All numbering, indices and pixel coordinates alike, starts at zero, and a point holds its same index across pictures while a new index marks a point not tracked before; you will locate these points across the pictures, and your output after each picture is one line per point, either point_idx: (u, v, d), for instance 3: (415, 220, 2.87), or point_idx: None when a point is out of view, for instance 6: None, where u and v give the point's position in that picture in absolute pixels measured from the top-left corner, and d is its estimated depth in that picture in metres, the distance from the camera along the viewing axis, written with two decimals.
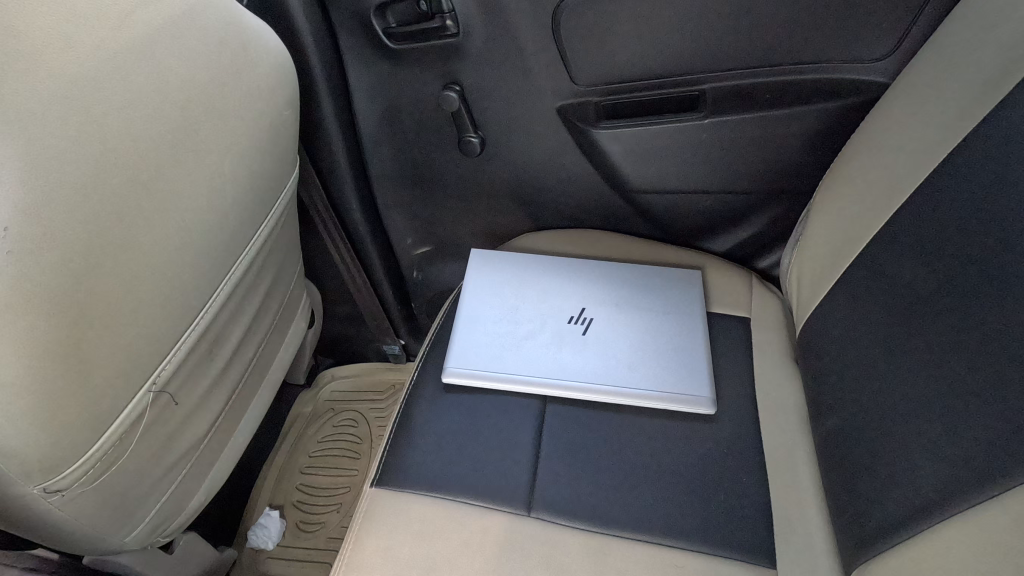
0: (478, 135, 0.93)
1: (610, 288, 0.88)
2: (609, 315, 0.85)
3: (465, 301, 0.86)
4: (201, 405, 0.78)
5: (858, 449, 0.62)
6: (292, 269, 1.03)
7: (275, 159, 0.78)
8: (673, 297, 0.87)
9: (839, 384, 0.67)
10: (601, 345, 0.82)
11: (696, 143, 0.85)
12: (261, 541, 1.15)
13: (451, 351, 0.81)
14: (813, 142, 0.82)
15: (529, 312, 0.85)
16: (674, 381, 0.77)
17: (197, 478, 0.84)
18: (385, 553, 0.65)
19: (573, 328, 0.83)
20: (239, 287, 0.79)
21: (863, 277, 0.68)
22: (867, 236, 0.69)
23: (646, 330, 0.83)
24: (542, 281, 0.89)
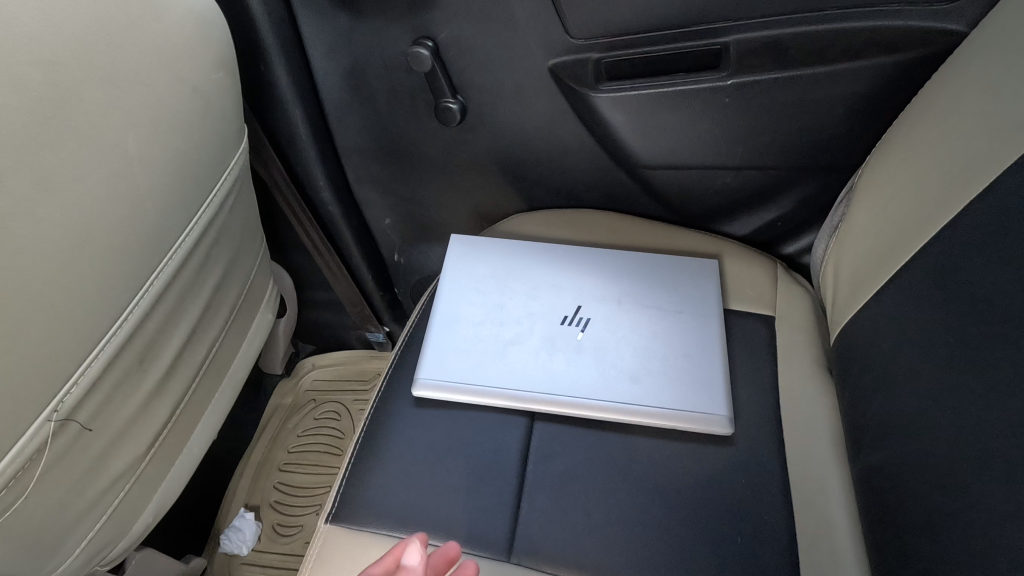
0: (457, 101, 0.79)
1: (612, 282, 0.76)
2: (611, 315, 0.72)
3: (442, 298, 0.74)
4: (135, 423, 0.68)
5: (916, 495, 0.51)
6: (252, 254, 0.90)
7: (212, 134, 0.66)
8: (686, 293, 0.74)
9: (896, 411, 0.55)
10: (599, 352, 0.69)
11: (716, 108, 0.71)
12: (235, 545, 1.07)
13: (424, 359, 0.69)
14: (858, 107, 0.68)
15: (517, 312, 0.73)
16: (685, 396, 0.66)
17: (143, 498, 0.74)
18: None
19: (567, 331, 0.71)
20: (175, 286, 0.68)
21: (927, 280, 0.55)
22: (936, 227, 0.55)
23: (653, 333, 0.71)
24: (532, 273, 0.76)
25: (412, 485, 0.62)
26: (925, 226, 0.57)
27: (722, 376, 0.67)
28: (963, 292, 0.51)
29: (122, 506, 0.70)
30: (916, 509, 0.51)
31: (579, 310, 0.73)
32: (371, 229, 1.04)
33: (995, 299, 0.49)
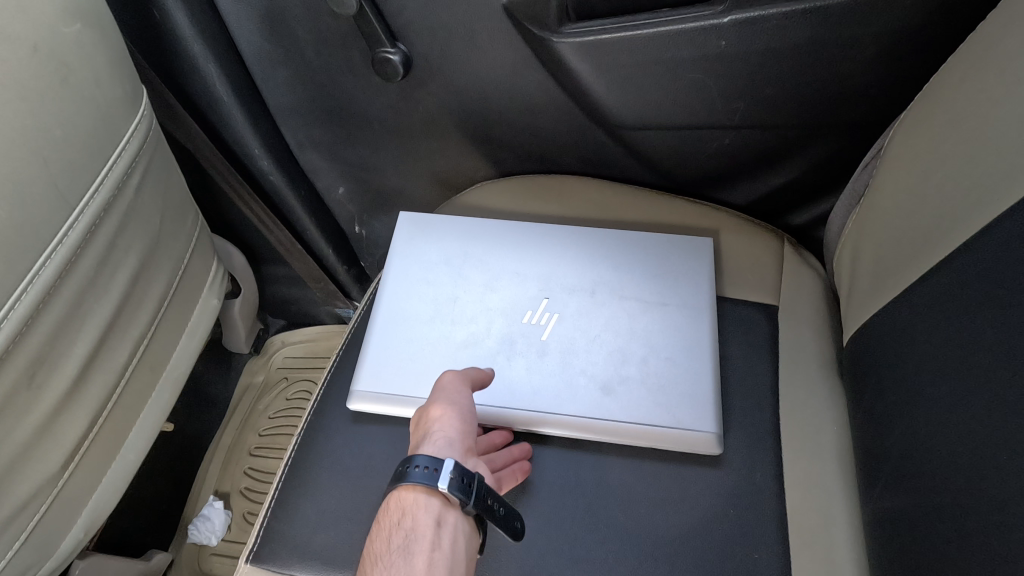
0: (398, 50, 0.65)
1: (586, 267, 0.64)
2: (583, 309, 0.61)
3: (386, 291, 0.64)
4: (37, 446, 0.60)
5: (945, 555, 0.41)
6: (183, 235, 0.79)
7: (62, 106, 0.53)
8: (676, 278, 0.62)
9: (924, 444, 0.45)
10: (567, 356, 0.59)
11: (712, 53, 0.57)
12: (203, 536, 1.02)
13: (362, 366, 0.60)
14: (891, 46, 0.53)
15: (471, 307, 0.62)
16: (664, 410, 0.55)
17: (70, 515, 0.68)
18: None
19: (530, 329, 0.60)
20: (66, 289, 0.58)
21: (979, 282, 0.43)
22: (994, 208, 0.43)
23: (631, 332, 0.59)
24: (491, 259, 0.65)
25: (339, 520, 0.54)
26: (976, 209, 0.44)
27: (711, 386, 0.56)
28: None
29: (41, 528, 0.64)
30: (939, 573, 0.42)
31: (545, 303, 0.61)
32: (325, 199, 0.92)
33: None
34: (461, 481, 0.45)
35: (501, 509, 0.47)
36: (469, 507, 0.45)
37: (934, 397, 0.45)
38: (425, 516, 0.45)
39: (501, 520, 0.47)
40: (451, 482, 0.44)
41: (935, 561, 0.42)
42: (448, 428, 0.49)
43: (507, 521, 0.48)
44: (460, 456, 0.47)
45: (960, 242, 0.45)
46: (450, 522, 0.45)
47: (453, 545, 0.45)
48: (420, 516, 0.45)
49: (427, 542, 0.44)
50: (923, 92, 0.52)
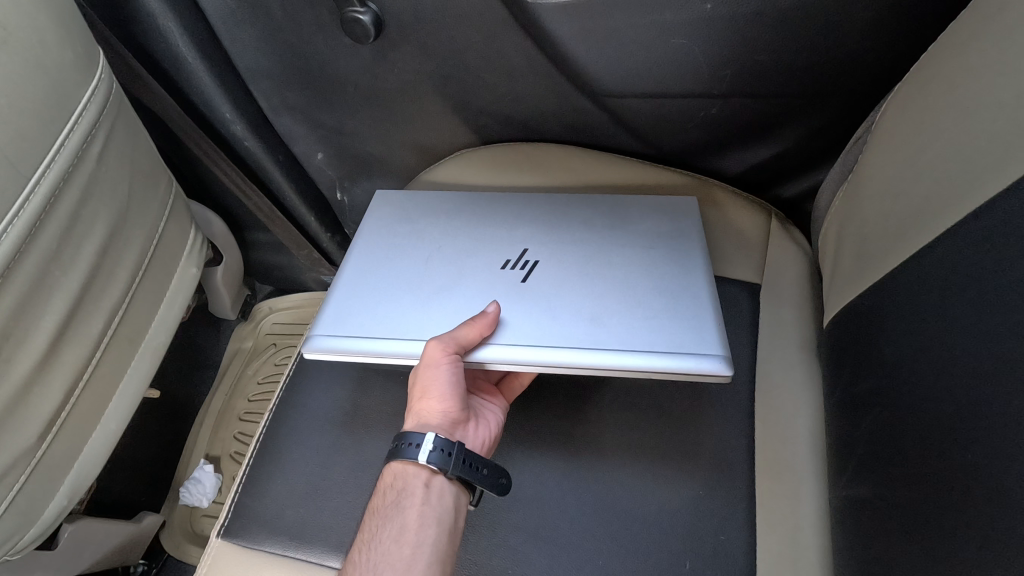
0: (367, 9, 0.61)
1: (567, 223, 0.61)
2: (565, 257, 0.58)
3: (358, 247, 0.63)
4: (10, 418, 0.60)
5: (906, 550, 0.41)
6: (156, 203, 0.77)
7: (6, 72, 0.50)
8: (660, 229, 0.60)
9: (895, 434, 0.44)
10: (549, 299, 0.55)
11: (697, 19, 0.53)
12: (195, 498, 1.04)
13: (326, 308, 0.58)
14: (887, 15, 0.50)
15: (447, 258, 0.60)
16: (662, 336, 0.51)
17: (51, 483, 0.69)
18: None
19: (507, 275, 0.57)
20: (28, 260, 0.57)
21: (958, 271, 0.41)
22: (978, 198, 0.41)
23: (619, 271, 0.56)
24: (467, 220, 0.63)
25: (309, 496, 0.54)
26: (964, 194, 0.42)
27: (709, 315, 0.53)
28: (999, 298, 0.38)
29: (22, 497, 0.65)
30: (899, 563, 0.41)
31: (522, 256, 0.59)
32: (303, 163, 0.89)
33: None
34: (439, 450, 0.48)
35: (484, 469, 0.49)
36: (447, 470, 0.48)
37: (906, 385, 0.44)
38: (415, 480, 0.49)
39: (490, 480, 0.49)
40: (430, 454, 0.48)
41: (895, 550, 0.42)
42: (432, 407, 0.51)
43: (493, 482, 0.49)
44: (445, 429, 0.51)
45: (950, 223, 0.43)
46: (439, 484, 0.49)
47: (441, 502, 0.48)
48: (410, 478, 0.49)
49: (417, 498, 0.48)
50: (932, 43, 0.49)
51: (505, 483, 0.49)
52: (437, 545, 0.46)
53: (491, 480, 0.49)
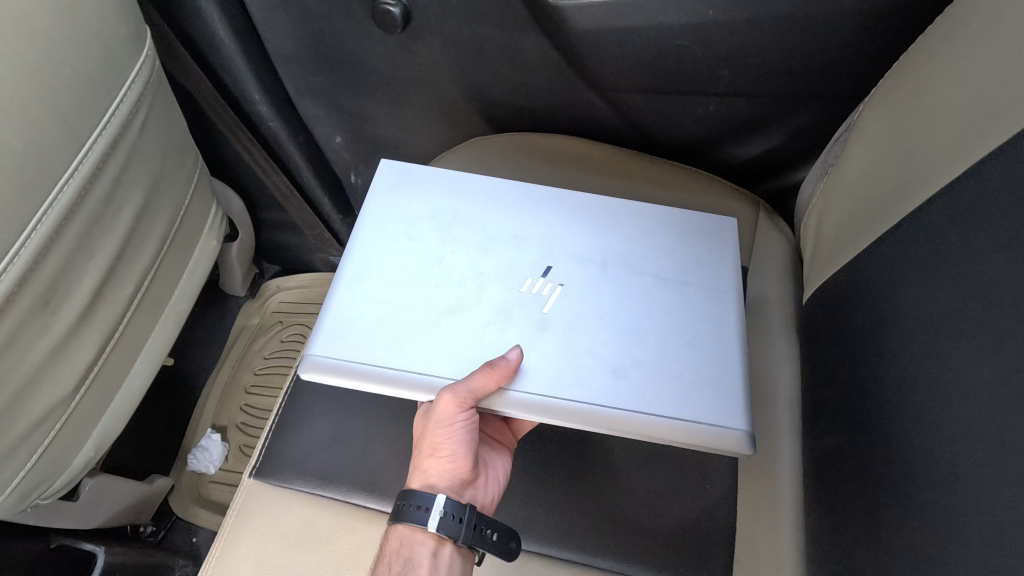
0: (397, 2, 0.67)
1: (596, 239, 0.62)
2: (587, 284, 0.58)
3: (357, 252, 0.61)
4: (51, 367, 0.64)
5: (863, 492, 0.47)
6: (184, 176, 0.81)
7: (71, 44, 0.54)
8: (694, 258, 0.60)
9: (857, 394, 0.50)
10: (568, 331, 0.56)
11: (699, 23, 0.59)
12: (202, 465, 1.08)
13: (334, 340, 0.57)
14: (867, 27, 0.56)
15: (460, 275, 0.60)
16: (688, 403, 0.53)
17: (79, 435, 0.73)
18: (258, 562, 0.55)
19: (527, 303, 0.58)
20: (75, 219, 0.61)
21: (916, 250, 0.48)
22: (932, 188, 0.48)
23: (644, 310, 0.57)
24: (479, 224, 0.63)
25: (334, 443, 0.59)
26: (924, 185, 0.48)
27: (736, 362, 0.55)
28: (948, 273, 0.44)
29: (54, 445, 0.69)
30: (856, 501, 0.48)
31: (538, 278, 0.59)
32: (322, 146, 0.94)
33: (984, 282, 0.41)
34: (449, 518, 0.50)
35: (492, 534, 0.51)
36: (456, 540, 0.50)
37: (870, 349, 0.50)
38: (422, 549, 0.51)
39: (498, 545, 0.51)
40: (439, 522, 0.50)
41: (855, 492, 0.48)
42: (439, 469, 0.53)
43: (501, 545, 0.51)
44: (452, 491, 0.53)
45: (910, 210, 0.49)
46: (446, 552, 0.51)
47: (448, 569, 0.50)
48: (417, 546, 0.51)
49: (424, 568, 0.50)
50: (934, 40, 0.50)
51: (514, 546, 0.52)
52: None
53: (500, 544, 0.51)
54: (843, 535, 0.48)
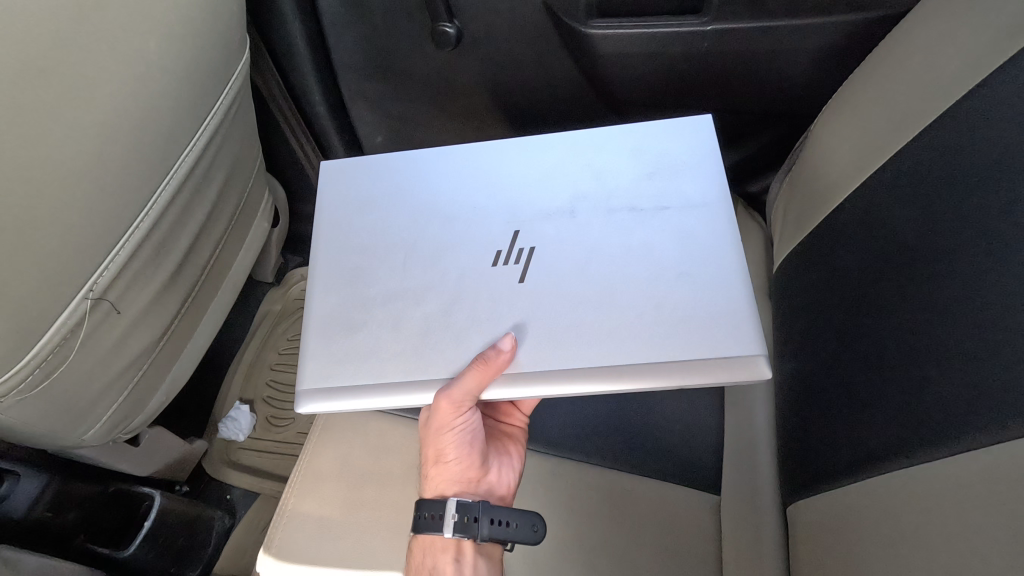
0: (454, 25, 0.82)
1: (557, 191, 0.66)
2: (558, 248, 0.62)
3: (324, 255, 0.67)
4: (151, 313, 0.74)
5: (810, 398, 0.62)
6: (250, 161, 0.93)
7: (220, 45, 0.67)
8: (662, 189, 0.64)
9: (805, 330, 0.66)
10: (542, 294, 0.61)
11: (696, 52, 0.76)
12: (232, 433, 1.16)
13: (319, 341, 0.63)
14: (823, 61, 0.74)
15: (430, 253, 0.65)
16: (689, 337, 0.57)
17: (155, 379, 0.82)
18: (341, 465, 0.66)
19: (501, 272, 0.62)
20: (186, 187, 0.72)
21: (844, 222, 0.63)
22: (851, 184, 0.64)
23: (618, 259, 0.61)
24: (439, 204, 0.68)
25: None
26: (844, 180, 0.65)
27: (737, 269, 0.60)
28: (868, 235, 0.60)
29: (138, 385, 0.79)
30: (806, 399, 0.63)
31: (503, 254, 0.63)
32: (363, 144, 1.07)
33: (887, 233, 0.57)
34: (467, 522, 0.57)
35: (512, 525, 0.58)
36: (477, 538, 0.57)
37: (812, 286, 0.66)
38: (444, 555, 0.57)
39: (520, 533, 0.58)
40: (458, 527, 0.57)
41: (805, 401, 0.63)
42: (449, 472, 0.60)
43: (523, 531, 0.58)
44: (466, 488, 0.60)
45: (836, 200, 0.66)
46: (468, 551, 0.58)
47: (473, 568, 0.57)
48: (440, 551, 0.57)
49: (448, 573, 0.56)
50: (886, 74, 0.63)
51: (536, 528, 0.58)
52: None
53: (523, 531, 0.58)
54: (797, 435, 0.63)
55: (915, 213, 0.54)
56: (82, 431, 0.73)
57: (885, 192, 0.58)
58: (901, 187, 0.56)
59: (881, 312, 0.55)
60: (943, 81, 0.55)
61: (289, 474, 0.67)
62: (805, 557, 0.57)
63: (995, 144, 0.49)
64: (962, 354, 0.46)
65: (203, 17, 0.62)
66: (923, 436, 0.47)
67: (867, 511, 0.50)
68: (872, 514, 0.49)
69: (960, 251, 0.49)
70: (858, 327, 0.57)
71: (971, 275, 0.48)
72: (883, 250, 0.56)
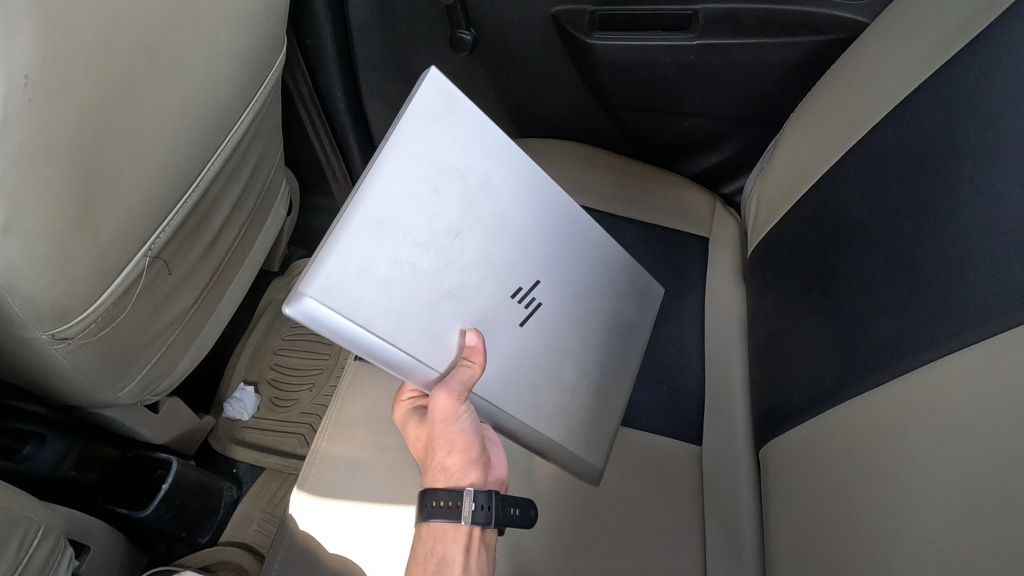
0: (471, 33, 0.92)
1: (571, 255, 0.68)
2: (546, 320, 0.64)
3: (393, 161, 0.51)
4: (187, 279, 0.80)
5: (779, 358, 0.72)
6: (275, 151, 1.00)
7: (272, 38, 0.75)
8: (600, 284, 0.72)
9: (775, 302, 0.76)
10: (524, 351, 0.62)
11: (683, 64, 0.88)
12: (237, 412, 1.21)
13: (344, 285, 0.48)
14: (792, 76, 0.86)
15: (479, 263, 0.57)
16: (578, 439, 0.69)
17: (183, 345, 0.87)
18: (369, 413, 0.77)
19: (513, 310, 0.60)
20: (229, 163, 0.78)
21: (808, 209, 0.74)
22: (814, 176, 0.74)
23: (561, 344, 0.66)
24: (509, 208, 0.60)
25: None
26: (807, 174, 0.76)
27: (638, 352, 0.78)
28: (823, 220, 0.70)
29: (169, 349, 0.83)
30: (776, 358, 0.73)
31: (525, 290, 0.61)
32: (375, 141, 1.15)
33: (844, 216, 0.67)
34: (482, 509, 0.61)
35: (517, 511, 0.63)
36: (488, 524, 0.61)
37: (781, 265, 0.77)
38: (455, 544, 0.61)
39: (521, 517, 0.64)
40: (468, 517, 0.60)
41: (777, 363, 0.72)
42: (460, 462, 0.64)
43: (525, 515, 0.64)
44: (477, 476, 0.66)
45: (800, 191, 0.76)
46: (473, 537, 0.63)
47: (477, 554, 0.62)
48: (452, 541, 0.61)
49: (459, 564, 0.60)
50: (877, 89, 0.69)
51: (534, 512, 0.65)
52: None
53: (525, 514, 0.64)
54: (769, 392, 0.73)
55: (864, 196, 0.65)
56: (119, 387, 0.76)
57: (843, 181, 0.69)
58: (854, 177, 0.67)
59: (839, 280, 0.65)
60: (887, 90, 0.67)
61: (321, 421, 0.79)
62: (777, 487, 0.67)
63: (930, 138, 0.60)
64: (907, 306, 0.56)
65: (267, 10, 0.71)
66: (873, 373, 0.57)
67: (835, 441, 0.59)
68: (839, 444, 0.58)
69: (902, 223, 0.59)
70: (821, 292, 0.68)
71: (909, 241, 0.58)
72: (840, 229, 0.67)
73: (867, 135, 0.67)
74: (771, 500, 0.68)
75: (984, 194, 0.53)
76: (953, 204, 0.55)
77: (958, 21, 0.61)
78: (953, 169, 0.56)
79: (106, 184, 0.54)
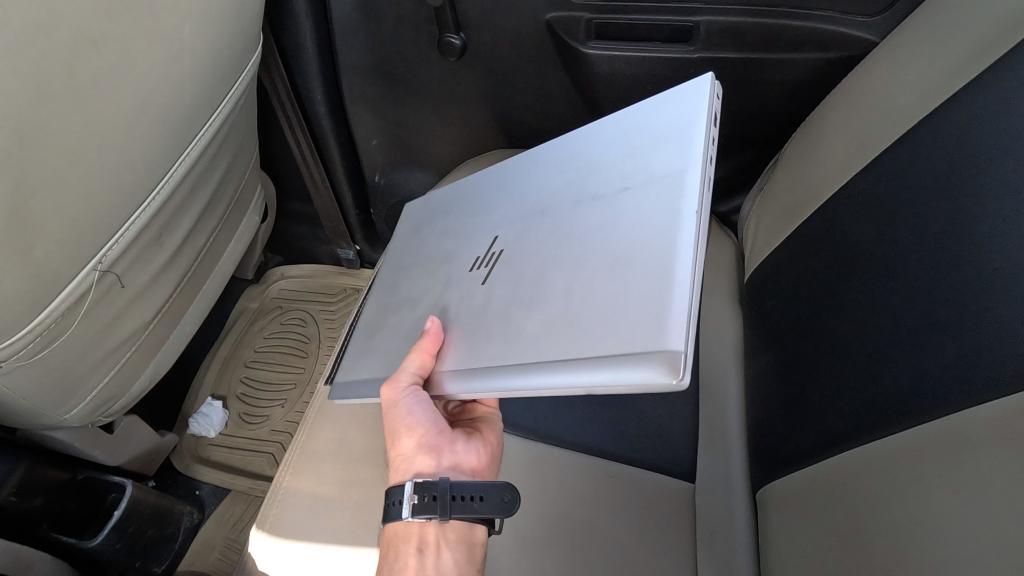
0: (460, 37, 0.88)
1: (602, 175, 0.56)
2: (508, 266, 0.57)
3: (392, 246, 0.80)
4: (145, 292, 0.74)
5: (782, 391, 0.68)
6: (249, 154, 0.94)
7: (245, 36, 0.70)
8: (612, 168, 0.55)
9: (776, 330, 0.72)
10: (461, 293, 0.61)
11: (683, 77, 0.84)
12: (202, 429, 1.13)
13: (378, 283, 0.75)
14: (795, 93, 0.83)
15: (438, 266, 0.68)
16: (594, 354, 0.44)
17: (142, 362, 0.81)
18: (339, 443, 0.72)
19: (462, 277, 0.63)
20: (195, 169, 0.72)
21: (811, 237, 0.70)
22: (817, 202, 0.71)
23: (556, 265, 0.52)
24: (503, 213, 0.65)
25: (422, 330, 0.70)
26: (812, 199, 0.72)
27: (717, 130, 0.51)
28: (827, 248, 0.67)
29: (125, 366, 0.77)
30: (777, 394, 0.69)
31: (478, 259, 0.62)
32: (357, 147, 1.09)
33: (852, 246, 0.63)
34: (426, 498, 0.56)
35: (475, 499, 0.55)
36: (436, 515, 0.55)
37: (782, 292, 0.73)
38: (404, 531, 0.57)
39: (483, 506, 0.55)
40: (417, 513, 0.55)
41: (779, 398, 0.68)
42: (409, 452, 0.60)
43: (494, 502, 0.55)
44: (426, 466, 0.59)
45: (802, 217, 0.73)
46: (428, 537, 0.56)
47: (409, 548, 0.56)
48: (403, 528, 0.57)
49: (397, 534, 0.57)
50: (885, 113, 0.65)
51: (506, 500, 0.55)
52: (401, 560, 0.56)
53: (492, 504, 0.55)
54: (768, 430, 0.68)
55: (875, 226, 0.61)
56: (65, 410, 0.69)
57: (850, 208, 0.65)
58: (863, 205, 0.63)
59: (846, 314, 0.61)
60: (899, 114, 0.63)
61: (288, 450, 0.73)
62: (776, 534, 0.62)
63: (948, 168, 0.56)
64: (924, 350, 0.52)
65: (239, 5, 0.65)
66: (885, 420, 0.53)
67: (838, 490, 0.55)
68: (844, 494, 0.54)
69: (916, 258, 0.56)
70: (827, 325, 0.63)
71: (924, 276, 0.54)
72: (847, 259, 0.63)
73: (877, 160, 0.64)
74: (770, 546, 0.63)
75: (1008, 231, 0.49)
76: (973, 241, 0.52)
77: (976, 45, 0.58)
78: (972, 202, 0.53)
79: (41, 192, 0.48)
